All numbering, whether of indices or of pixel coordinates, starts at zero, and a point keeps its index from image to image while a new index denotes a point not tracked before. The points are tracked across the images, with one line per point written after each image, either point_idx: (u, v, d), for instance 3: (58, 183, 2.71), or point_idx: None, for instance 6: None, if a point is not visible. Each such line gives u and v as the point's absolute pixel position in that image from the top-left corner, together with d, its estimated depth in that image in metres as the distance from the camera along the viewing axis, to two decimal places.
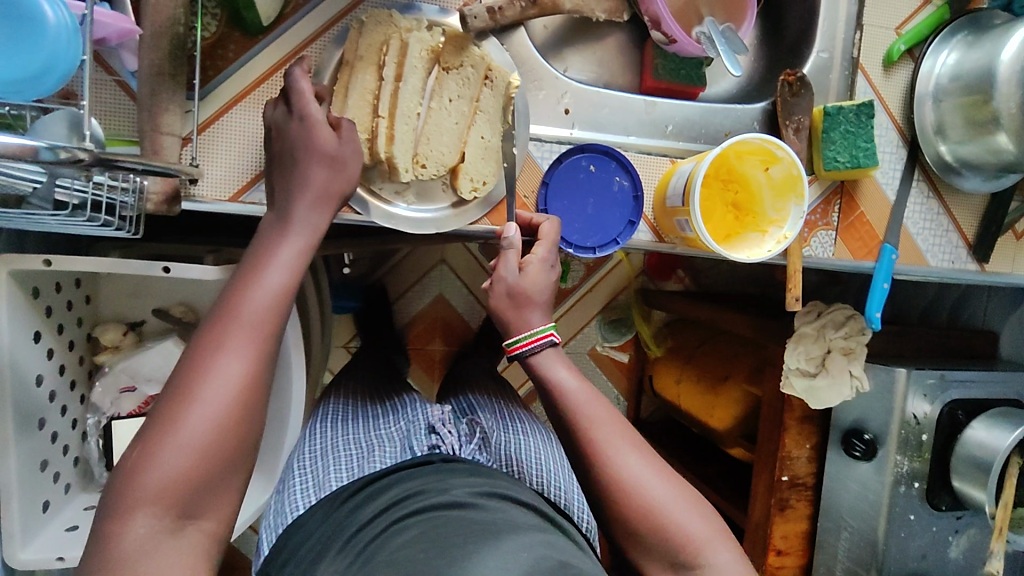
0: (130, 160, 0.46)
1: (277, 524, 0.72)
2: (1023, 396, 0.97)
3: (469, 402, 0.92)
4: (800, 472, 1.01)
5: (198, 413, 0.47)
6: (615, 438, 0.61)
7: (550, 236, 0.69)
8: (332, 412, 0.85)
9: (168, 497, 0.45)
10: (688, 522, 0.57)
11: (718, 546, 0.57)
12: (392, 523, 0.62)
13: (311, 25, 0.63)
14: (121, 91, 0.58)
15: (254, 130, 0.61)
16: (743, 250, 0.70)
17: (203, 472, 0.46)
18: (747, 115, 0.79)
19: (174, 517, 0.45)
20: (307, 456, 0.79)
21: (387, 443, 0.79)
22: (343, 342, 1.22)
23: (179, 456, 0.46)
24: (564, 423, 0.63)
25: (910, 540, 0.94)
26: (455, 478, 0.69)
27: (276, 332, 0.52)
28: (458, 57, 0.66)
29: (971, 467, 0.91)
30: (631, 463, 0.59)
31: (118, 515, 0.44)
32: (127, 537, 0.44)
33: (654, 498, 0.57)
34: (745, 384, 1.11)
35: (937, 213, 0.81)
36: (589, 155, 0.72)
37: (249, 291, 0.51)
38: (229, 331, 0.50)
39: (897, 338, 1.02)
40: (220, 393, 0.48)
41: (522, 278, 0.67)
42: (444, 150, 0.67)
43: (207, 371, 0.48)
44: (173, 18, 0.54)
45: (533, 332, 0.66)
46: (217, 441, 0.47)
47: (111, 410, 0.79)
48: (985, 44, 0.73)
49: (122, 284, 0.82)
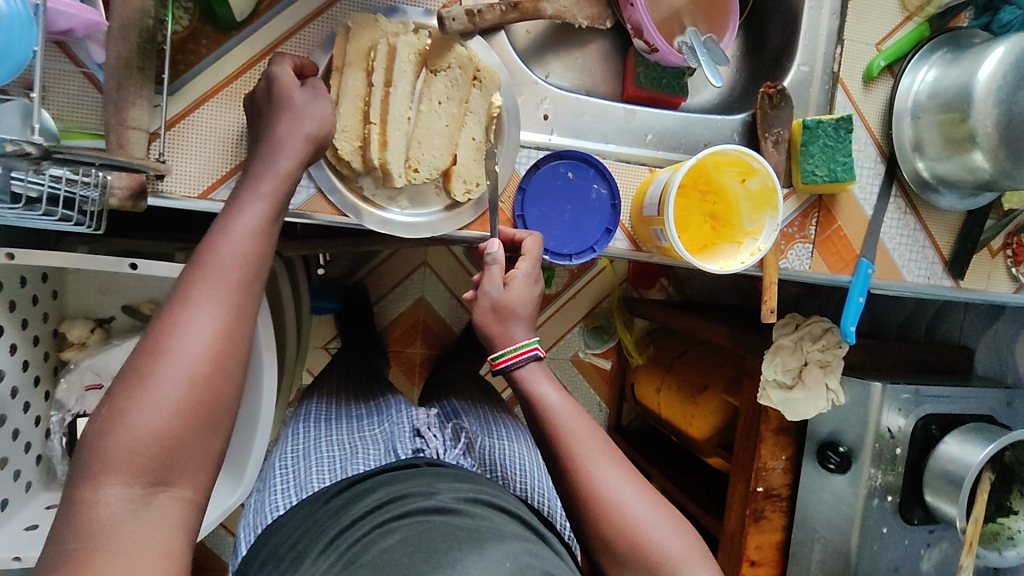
0: (87, 154, 0.47)
1: (258, 523, 0.72)
2: (996, 412, 0.98)
3: (453, 406, 0.90)
4: (775, 483, 1.01)
5: (169, 370, 0.46)
6: (595, 454, 0.60)
7: (533, 252, 0.68)
8: (314, 413, 0.84)
9: (141, 459, 0.44)
10: (666, 539, 0.57)
11: (694, 564, 0.57)
12: (377, 526, 0.61)
13: (286, 23, 0.62)
14: (88, 83, 0.57)
15: (224, 126, 0.61)
16: (717, 261, 0.69)
17: (176, 432, 0.45)
18: (727, 126, 0.79)
19: (144, 487, 0.44)
20: (288, 457, 0.77)
21: (371, 445, 0.78)
22: (323, 342, 1.20)
23: (153, 415, 0.45)
24: (545, 438, 0.63)
25: (882, 553, 0.95)
26: (442, 483, 0.68)
27: (248, 289, 0.51)
28: (444, 58, 0.66)
29: (944, 482, 0.91)
30: (610, 479, 0.59)
31: (89, 481, 0.44)
32: (96, 509, 0.43)
33: (631, 515, 0.57)
34: (724, 395, 1.10)
35: (913, 229, 0.81)
36: (566, 162, 0.71)
37: (220, 244, 0.51)
38: (201, 285, 0.49)
39: (875, 352, 1.03)
40: (193, 350, 0.47)
41: (505, 293, 0.66)
42: (435, 154, 0.67)
43: (177, 327, 0.47)
44: (141, 10, 0.53)
45: (518, 346, 0.65)
46: (191, 397, 0.46)
47: (76, 408, 0.78)
48: (963, 62, 0.73)
49: (91, 280, 0.81)
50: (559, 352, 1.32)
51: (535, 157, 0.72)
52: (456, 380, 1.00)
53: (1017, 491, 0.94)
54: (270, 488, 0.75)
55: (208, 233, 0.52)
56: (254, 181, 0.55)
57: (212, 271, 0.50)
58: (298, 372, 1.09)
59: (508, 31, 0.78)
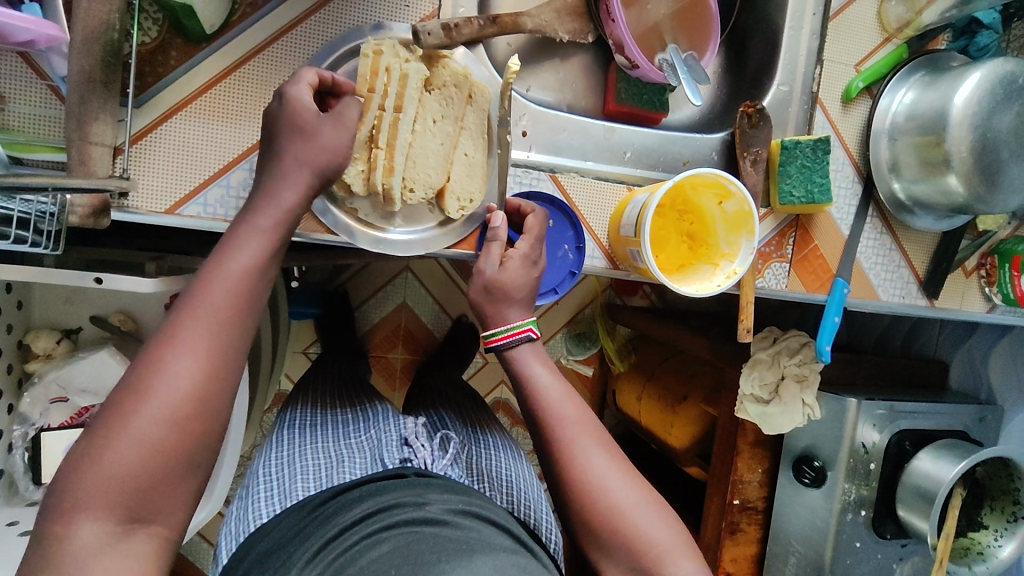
0: (38, 181, 0.48)
1: (241, 530, 0.70)
2: (969, 428, 0.99)
3: (440, 415, 0.89)
4: (751, 496, 1.02)
5: (151, 406, 0.45)
6: (580, 436, 0.60)
7: (534, 231, 0.67)
8: (300, 418, 0.82)
9: (112, 495, 0.43)
10: (650, 529, 0.57)
11: (680, 556, 0.56)
12: (367, 536, 0.61)
13: (260, 35, 0.60)
14: (51, 94, 0.55)
15: (192, 140, 0.59)
16: (693, 283, 0.69)
17: (154, 468, 0.44)
18: (706, 145, 0.79)
19: (120, 523, 0.44)
20: (273, 462, 0.76)
21: (357, 453, 0.76)
22: (302, 347, 1.19)
23: (128, 448, 0.43)
24: (534, 419, 0.63)
25: (855, 567, 0.95)
26: (432, 493, 0.67)
27: (236, 323, 0.50)
28: (442, 77, 0.65)
29: (916, 498, 0.91)
30: (594, 462, 0.59)
31: (62, 516, 0.43)
32: (71, 541, 0.42)
33: (615, 501, 0.57)
34: (703, 405, 1.10)
35: (889, 248, 0.82)
36: (554, 209, 0.72)
37: (209, 278, 0.49)
38: (186, 321, 0.48)
39: (851, 366, 1.03)
40: (171, 390, 0.45)
41: (501, 272, 0.65)
42: (431, 173, 0.65)
43: (161, 362, 0.46)
44: (106, 23, 0.52)
45: (512, 326, 0.65)
46: (171, 434, 0.45)
47: (40, 423, 0.80)
48: (939, 86, 0.74)
49: (55, 292, 0.83)
50: None
51: (524, 189, 0.72)
52: (435, 387, 0.99)
53: (988, 506, 0.95)
54: (252, 494, 0.73)
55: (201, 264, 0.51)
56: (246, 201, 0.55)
57: (209, 282, 0.49)
58: (274, 380, 1.08)
59: (488, 44, 0.77)
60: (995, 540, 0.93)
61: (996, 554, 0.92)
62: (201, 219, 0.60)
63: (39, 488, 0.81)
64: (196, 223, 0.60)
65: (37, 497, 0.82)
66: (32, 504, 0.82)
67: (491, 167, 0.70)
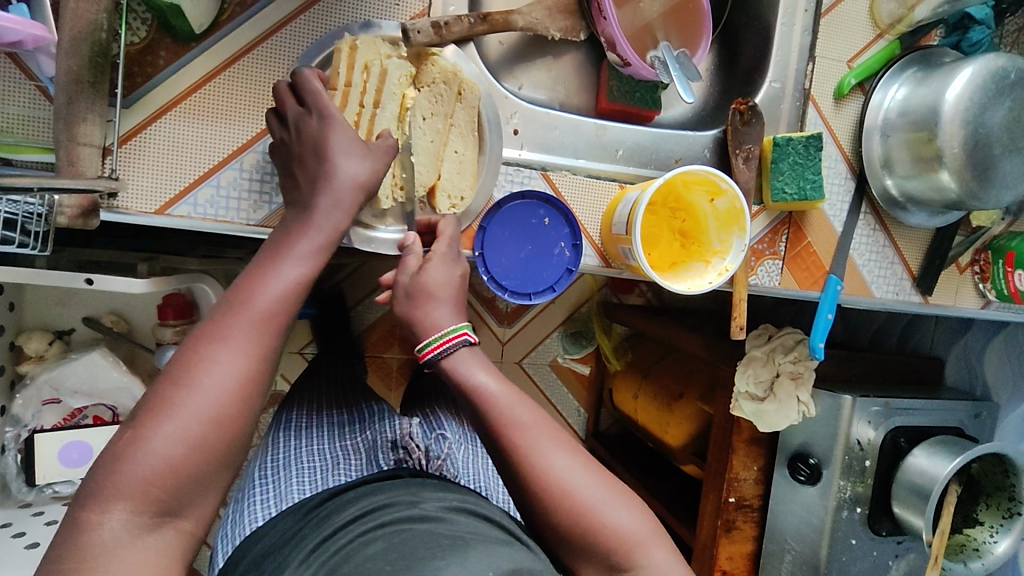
0: (24, 182, 0.47)
1: (236, 534, 0.70)
2: (965, 425, 0.99)
3: (438, 416, 0.88)
4: (746, 493, 1.01)
5: (186, 410, 0.43)
6: (539, 438, 0.55)
7: (448, 233, 0.64)
8: (295, 421, 0.82)
9: (154, 488, 0.42)
10: (617, 520, 0.53)
11: (652, 545, 0.53)
12: (361, 534, 0.59)
13: (250, 34, 0.60)
14: (40, 95, 0.56)
15: (183, 140, 0.59)
16: (685, 282, 0.69)
17: (194, 464, 0.43)
18: (699, 142, 0.79)
19: (152, 515, 0.42)
20: (269, 465, 0.76)
21: (352, 456, 0.77)
22: (298, 347, 1.19)
23: (169, 442, 0.42)
24: (480, 423, 0.57)
25: (851, 564, 0.94)
26: (426, 492, 0.67)
27: (282, 331, 0.49)
28: (430, 74, 0.66)
29: (910, 494, 0.91)
30: (559, 463, 0.54)
31: (97, 502, 0.41)
32: (100, 532, 0.40)
33: (581, 500, 0.53)
34: (699, 402, 1.10)
35: (883, 245, 0.82)
36: (548, 207, 0.70)
37: (261, 283, 0.49)
38: (230, 322, 0.47)
39: (846, 363, 1.03)
40: (215, 391, 0.44)
41: (420, 274, 0.61)
42: (421, 170, 0.66)
43: (204, 361, 0.45)
44: (94, 23, 0.51)
45: (445, 333, 0.59)
46: (200, 439, 0.43)
47: (33, 423, 0.83)
48: (932, 81, 0.73)
49: (49, 294, 0.87)
50: (537, 358, 1.32)
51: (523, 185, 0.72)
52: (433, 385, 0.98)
53: (983, 502, 0.95)
54: (248, 498, 0.73)
55: (242, 274, 0.51)
56: (303, 204, 0.55)
57: (250, 294, 0.49)
58: None
59: (479, 42, 0.77)
60: (991, 537, 0.93)
61: (991, 550, 0.92)
62: (192, 219, 0.60)
63: (33, 489, 0.82)
64: (187, 223, 0.60)
65: (31, 500, 0.83)
66: (26, 506, 0.82)
67: (482, 165, 0.70)
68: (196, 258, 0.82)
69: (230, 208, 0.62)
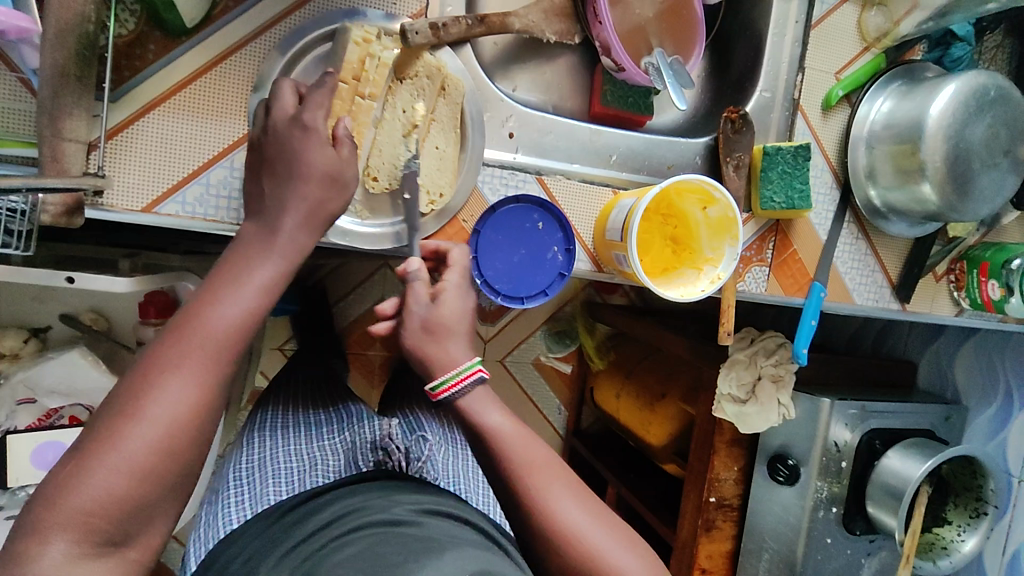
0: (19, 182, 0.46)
1: (209, 537, 0.69)
2: (936, 427, 1.01)
3: (416, 417, 0.86)
4: (726, 493, 1.03)
5: (140, 430, 0.42)
6: (550, 481, 0.54)
7: (460, 264, 0.65)
8: (270, 421, 0.81)
9: (97, 515, 0.40)
10: (624, 562, 0.52)
11: None
12: (333, 539, 0.58)
13: (242, 30, 0.59)
14: (22, 88, 0.54)
15: (169, 137, 0.58)
16: (677, 288, 0.70)
17: (140, 483, 0.42)
18: (690, 149, 0.80)
19: (95, 544, 0.41)
20: (244, 467, 0.75)
21: (331, 456, 0.75)
22: (279, 344, 1.17)
23: (121, 459, 0.41)
24: (491, 469, 0.57)
25: (826, 562, 0.97)
26: (401, 495, 0.66)
27: (241, 347, 0.48)
28: (413, 65, 0.66)
29: (885, 495, 0.93)
30: (568, 505, 0.53)
31: (36, 534, 0.40)
32: (39, 563, 0.39)
33: (587, 542, 0.52)
34: (681, 403, 1.11)
35: (865, 253, 0.84)
36: (542, 211, 0.70)
37: (214, 293, 0.48)
38: (182, 340, 0.45)
39: (824, 366, 1.05)
40: (164, 405, 0.43)
41: (435, 308, 0.61)
42: (398, 162, 0.67)
43: (158, 376, 0.44)
44: (82, 15, 0.50)
45: (459, 371, 0.59)
46: (154, 458, 0.42)
47: (6, 424, 0.81)
48: (916, 96, 0.75)
49: (22, 291, 0.84)
50: (520, 356, 1.32)
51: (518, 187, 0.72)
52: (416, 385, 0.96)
53: (951, 502, 0.98)
54: (222, 500, 0.72)
55: (198, 290, 0.48)
56: (251, 205, 0.53)
57: (202, 305, 0.47)
58: (250, 378, 1.09)
59: (474, 43, 0.77)
60: (958, 536, 0.96)
61: (958, 548, 0.95)
62: (179, 218, 0.59)
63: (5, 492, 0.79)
64: (175, 222, 0.59)
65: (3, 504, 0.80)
66: None
67: (464, 163, 0.69)
68: (179, 256, 0.81)
69: (219, 206, 0.60)
